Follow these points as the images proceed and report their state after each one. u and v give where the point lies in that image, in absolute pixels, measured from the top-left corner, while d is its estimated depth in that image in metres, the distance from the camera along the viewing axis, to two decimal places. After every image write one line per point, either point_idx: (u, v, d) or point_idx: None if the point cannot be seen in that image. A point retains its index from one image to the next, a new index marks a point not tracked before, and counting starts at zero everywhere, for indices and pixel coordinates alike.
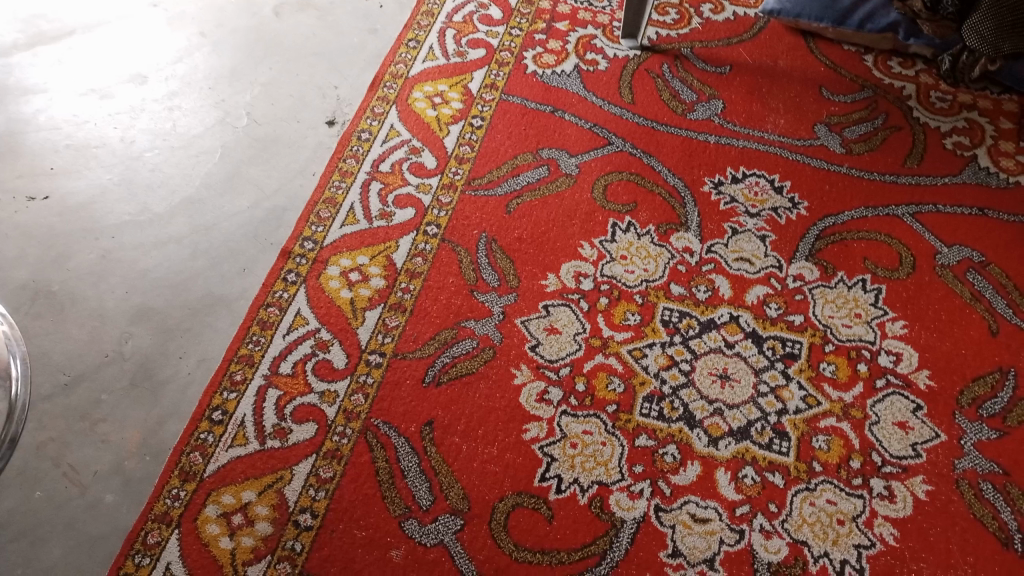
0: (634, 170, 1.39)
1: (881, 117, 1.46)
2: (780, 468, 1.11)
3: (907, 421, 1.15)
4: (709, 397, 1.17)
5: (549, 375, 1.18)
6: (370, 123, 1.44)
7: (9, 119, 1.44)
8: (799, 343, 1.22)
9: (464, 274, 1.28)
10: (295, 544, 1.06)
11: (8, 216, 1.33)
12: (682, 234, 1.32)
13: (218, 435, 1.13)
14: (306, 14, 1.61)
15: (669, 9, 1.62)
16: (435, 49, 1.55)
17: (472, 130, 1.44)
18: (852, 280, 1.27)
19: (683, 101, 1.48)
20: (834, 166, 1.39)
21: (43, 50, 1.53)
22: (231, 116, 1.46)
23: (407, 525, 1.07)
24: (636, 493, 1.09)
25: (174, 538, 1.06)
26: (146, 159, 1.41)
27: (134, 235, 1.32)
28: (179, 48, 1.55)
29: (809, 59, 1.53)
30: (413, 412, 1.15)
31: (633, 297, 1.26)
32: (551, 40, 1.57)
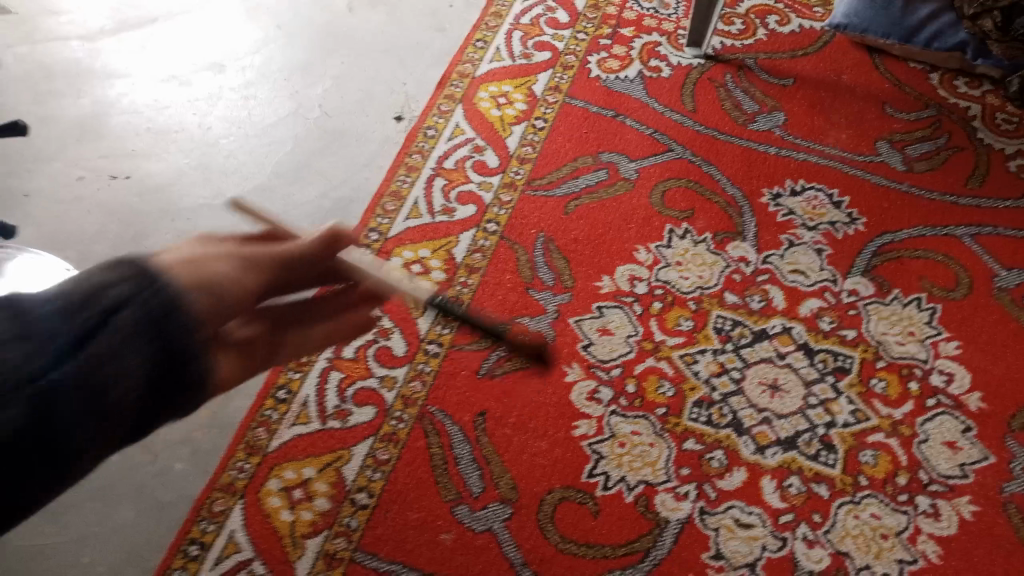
0: (693, 178, 1.41)
1: (943, 136, 1.46)
2: (825, 480, 1.13)
3: (955, 441, 1.16)
4: (758, 405, 1.19)
5: (600, 375, 1.22)
6: (436, 120, 1.49)
7: (94, 101, 1.52)
8: (850, 358, 1.23)
9: (520, 272, 1.31)
10: (351, 521, 1.11)
11: (91, 193, 1.40)
12: (738, 243, 1.34)
13: (282, 412, 1.19)
14: (378, 11, 1.66)
15: (735, 19, 1.63)
16: (501, 51, 1.58)
17: (534, 131, 1.48)
18: (907, 297, 1.28)
19: (745, 112, 1.50)
20: (894, 183, 1.40)
21: (128, 36, 1.61)
22: (304, 107, 1.52)
23: (458, 511, 1.11)
24: (682, 495, 1.12)
25: (238, 508, 1.11)
26: (222, 145, 1.47)
27: (208, 218, 1.38)
28: (256, 40, 1.61)
29: (874, 75, 1.54)
30: (467, 402, 1.19)
31: (687, 303, 1.28)
32: (615, 46, 1.59)
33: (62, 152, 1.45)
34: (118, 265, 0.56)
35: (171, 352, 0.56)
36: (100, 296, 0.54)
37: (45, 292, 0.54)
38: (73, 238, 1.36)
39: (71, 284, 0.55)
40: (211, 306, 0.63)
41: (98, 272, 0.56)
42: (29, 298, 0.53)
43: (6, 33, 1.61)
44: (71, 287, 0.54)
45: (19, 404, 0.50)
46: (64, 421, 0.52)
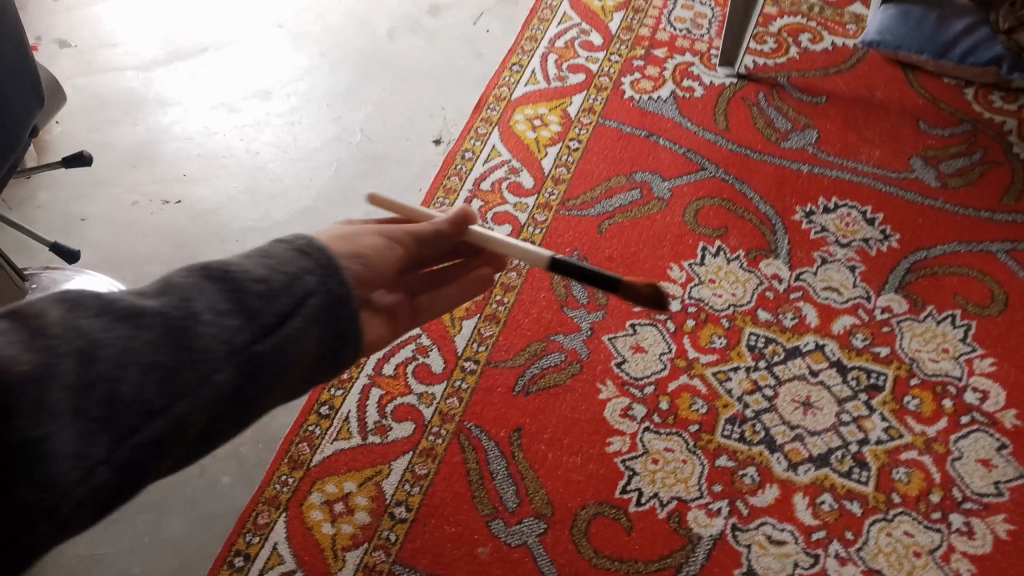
0: (725, 196, 1.43)
1: (979, 151, 1.45)
2: (858, 497, 1.14)
3: (991, 459, 1.15)
4: (791, 423, 1.20)
5: (633, 392, 1.24)
6: (474, 143, 1.53)
7: (149, 129, 1.59)
8: (883, 375, 1.23)
9: (555, 290, 1.34)
10: (390, 534, 1.14)
11: (145, 217, 1.47)
12: (771, 261, 1.35)
13: (325, 427, 1.23)
14: (417, 37, 1.71)
15: (767, 37, 1.65)
16: (537, 74, 1.62)
17: (569, 152, 1.51)
18: (941, 314, 1.28)
19: (778, 130, 1.51)
20: (929, 200, 1.40)
21: (180, 65, 1.68)
22: (346, 132, 1.57)
23: (494, 525, 1.14)
24: (714, 511, 1.14)
25: (282, 520, 1.16)
26: (268, 169, 1.53)
27: (255, 240, 1.44)
28: (301, 68, 1.68)
29: (907, 91, 1.54)
30: (503, 418, 1.22)
31: (720, 321, 1.30)
32: (648, 66, 1.62)
33: (118, 177, 1.53)
34: (307, 248, 0.57)
35: (347, 336, 0.57)
36: (298, 276, 0.55)
37: (246, 265, 0.54)
38: (128, 259, 1.42)
39: (266, 259, 0.55)
40: (362, 273, 0.62)
41: (290, 251, 0.56)
42: (234, 269, 0.54)
43: (67, 64, 1.69)
44: (269, 263, 0.55)
45: (226, 368, 0.50)
46: (254, 391, 0.53)
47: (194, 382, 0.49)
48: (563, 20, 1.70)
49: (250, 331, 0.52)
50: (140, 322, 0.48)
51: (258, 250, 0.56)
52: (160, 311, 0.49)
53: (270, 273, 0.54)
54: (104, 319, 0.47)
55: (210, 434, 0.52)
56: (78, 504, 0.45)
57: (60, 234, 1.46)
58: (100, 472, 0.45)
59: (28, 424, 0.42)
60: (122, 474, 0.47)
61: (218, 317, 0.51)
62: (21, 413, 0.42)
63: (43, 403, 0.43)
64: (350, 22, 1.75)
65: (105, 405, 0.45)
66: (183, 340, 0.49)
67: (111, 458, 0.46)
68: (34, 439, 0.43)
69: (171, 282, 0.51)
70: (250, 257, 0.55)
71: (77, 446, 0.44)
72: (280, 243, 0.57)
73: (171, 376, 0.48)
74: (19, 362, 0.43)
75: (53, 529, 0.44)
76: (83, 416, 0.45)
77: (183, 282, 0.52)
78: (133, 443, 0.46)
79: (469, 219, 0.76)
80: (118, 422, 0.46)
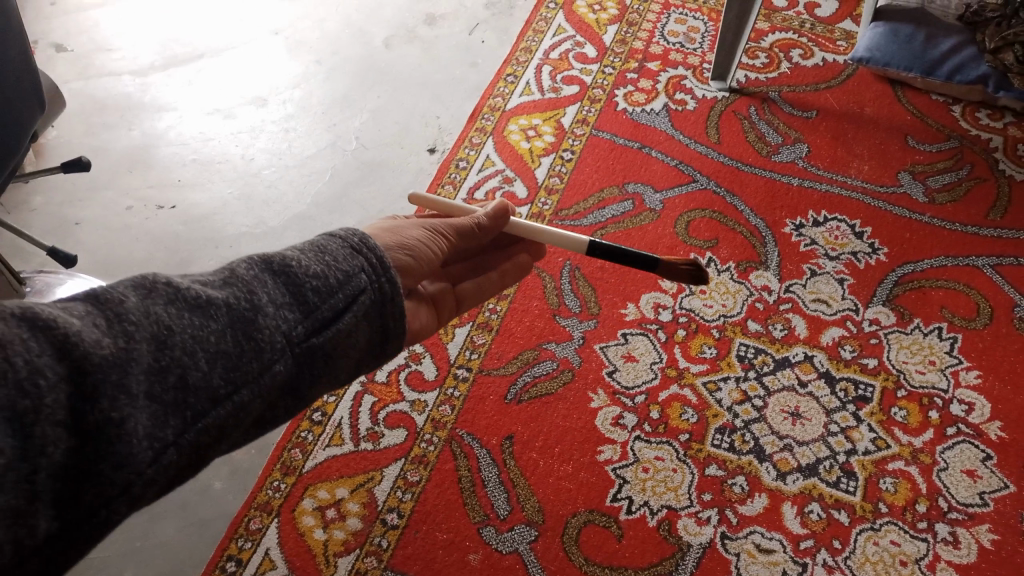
0: (716, 208, 1.45)
1: (966, 168, 1.47)
2: (846, 506, 1.15)
3: (975, 469, 1.17)
4: (780, 433, 1.21)
5: (625, 401, 1.25)
6: (468, 152, 1.54)
7: (144, 133, 1.60)
8: (871, 386, 1.25)
9: (547, 299, 1.35)
10: (382, 541, 1.14)
11: (139, 222, 1.48)
12: (761, 273, 1.37)
13: (317, 434, 1.24)
14: (413, 46, 1.72)
15: (759, 53, 1.67)
16: (531, 85, 1.64)
17: (562, 163, 1.52)
18: (928, 327, 1.30)
19: (769, 143, 1.53)
20: (917, 214, 1.42)
21: (176, 71, 1.69)
22: (342, 140, 1.58)
23: (485, 532, 1.15)
24: (704, 520, 1.15)
25: (274, 526, 1.16)
26: (263, 176, 1.54)
27: (250, 246, 1.45)
28: (297, 75, 1.69)
29: (896, 107, 1.56)
30: (495, 426, 1.23)
31: (710, 331, 1.31)
32: (642, 79, 1.64)
33: (113, 182, 1.53)
34: (360, 246, 0.60)
35: (389, 331, 0.62)
36: (351, 274, 0.59)
37: (305, 259, 0.58)
38: (122, 264, 1.42)
39: (322, 253, 0.59)
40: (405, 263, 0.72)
41: (344, 248, 0.60)
42: (295, 263, 0.57)
43: (63, 68, 1.70)
44: (326, 258, 0.58)
45: (283, 359, 0.54)
46: (305, 379, 0.57)
47: (256, 372, 0.53)
48: (558, 32, 1.72)
49: (307, 325, 0.56)
50: (208, 312, 0.52)
51: (314, 242, 0.60)
52: (226, 304, 0.52)
53: (327, 270, 0.57)
54: (176, 309, 0.50)
55: (261, 418, 0.56)
56: (148, 481, 0.48)
57: (53, 238, 1.46)
58: (169, 452, 0.49)
59: (111, 406, 0.46)
60: (186, 454, 0.50)
61: (279, 310, 0.55)
62: (105, 395, 0.46)
63: (123, 387, 0.46)
64: (346, 31, 1.76)
65: (175, 391, 0.49)
66: (248, 331, 0.53)
67: (179, 440, 0.50)
68: (116, 421, 0.46)
69: (236, 273, 0.55)
70: (308, 251, 0.58)
71: (150, 428, 0.48)
72: (334, 237, 0.61)
73: (236, 364, 0.52)
74: (104, 349, 0.46)
75: (126, 504, 0.48)
76: (156, 400, 0.48)
77: (247, 274, 0.55)
78: (199, 426, 0.50)
79: (509, 213, 0.84)
80: (186, 407, 0.50)
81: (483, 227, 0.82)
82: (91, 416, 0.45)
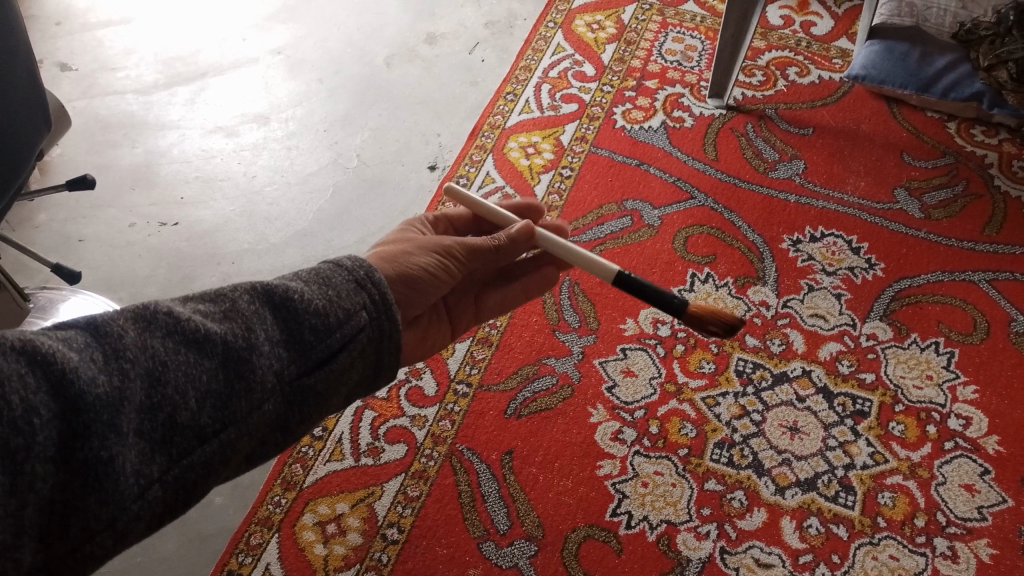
0: (715, 224, 1.46)
1: (961, 184, 1.49)
2: (845, 521, 1.15)
3: (974, 483, 1.17)
4: (778, 447, 1.22)
5: (624, 416, 1.26)
6: (468, 169, 1.55)
7: (147, 151, 1.61)
8: (869, 401, 1.26)
9: (547, 314, 1.36)
10: (382, 555, 1.15)
11: (142, 239, 1.49)
12: (759, 288, 1.38)
13: (318, 449, 1.24)
14: (414, 65, 1.74)
15: (756, 71, 1.69)
16: (531, 103, 1.66)
17: (561, 179, 1.54)
18: (925, 341, 1.31)
19: (766, 160, 1.54)
20: (913, 230, 1.43)
21: (180, 90, 1.71)
22: (343, 157, 1.60)
23: (485, 547, 1.15)
24: (702, 534, 1.15)
25: (274, 541, 1.16)
26: (265, 193, 1.55)
27: (251, 262, 1.46)
28: (299, 93, 1.70)
29: (892, 124, 1.58)
30: (495, 441, 1.24)
31: (709, 346, 1.32)
32: (640, 97, 1.66)
33: (116, 199, 1.54)
34: (364, 280, 0.63)
35: (383, 365, 0.65)
36: (352, 310, 0.61)
37: (307, 292, 0.60)
38: (125, 280, 1.44)
39: (325, 288, 0.61)
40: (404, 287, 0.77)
41: (346, 284, 0.62)
42: (295, 297, 0.59)
43: (68, 87, 1.72)
44: (328, 293, 0.61)
45: (273, 398, 0.57)
46: (295, 416, 0.60)
47: (246, 410, 0.55)
48: (557, 51, 1.74)
49: (301, 364, 0.59)
50: (204, 349, 0.54)
51: (317, 275, 0.62)
52: (224, 342, 0.55)
53: (328, 307, 0.60)
54: (174, 344, 0.53)
55: (254, 455, 0.59)
56: (133, 517, 0.50)
57: (56, 255, 1.47)
58: (154, 489, 0.51)
59: (101, 445, 0.48)
60: (172, 490, 0.53)
61: (273, 349, 0.57)
62: (95, 434, 0.48)
63: (113, 426, 0.49)
64: (348, 50, 1.78)
65: (163, 429, 0.52)
66: (240, 369, 0.55)
67: (165, 477, 0.52)
68: (106, 459, 0.48)
69: (236, 308, 0.57)
70: (310, 285, 0.60)
71: (138, 465, 0.50)
72: (341, 268, 0.63)
73: (224, 404, 0.54)
74: (98, 388, 0.48)
75: (110, 539, 0.50)
76: (144, 436, 0.51)
77: (246, 309, 0.57)
78: (185, 464, 0.53)
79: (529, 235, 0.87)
80: (172, 444, 0.52)
81: (504, 245, 0.86)
82: (79, 453, 0.48)
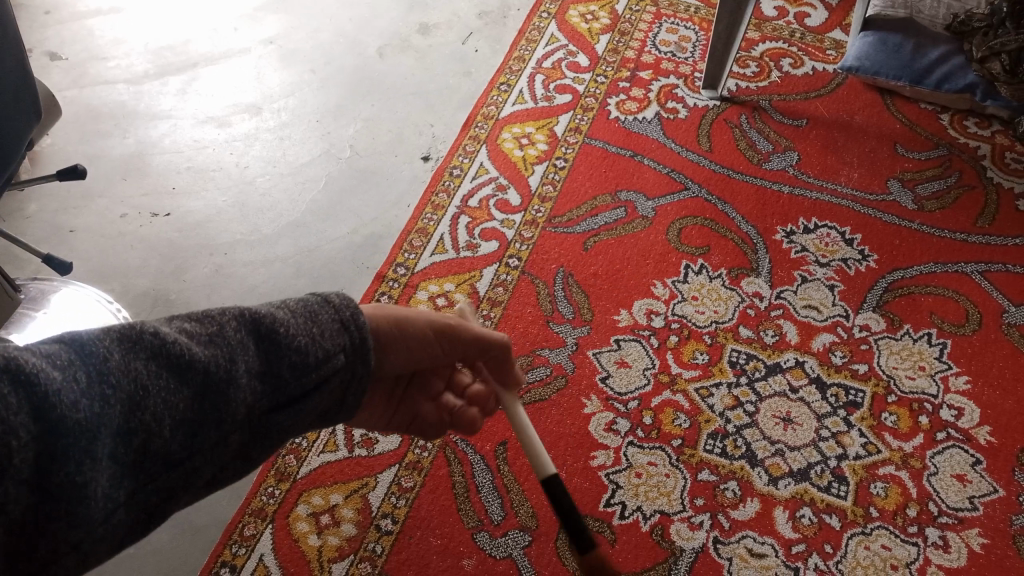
0: (708, 215, 1.46)
1: (954, 175, 1.49)
2: (837, 511, 1.16)
3: (965, 473, 1.18)
4: (772, 438, 1.23)
5: (618, 407, 1.26)
6: (462, 160, 1.55)
7: (138, 141, 1.60)
8: (862, 392, 1.26)
9: (541, 305, 1.36)
10: (376, 546, 1.15)
11: (133, 230, 1.48)
12: (752, 279, 1.38)
13: (312, 440, 1.24)
14: (407, 55, 1.73)
15: (750, 62, 1.69)
16: (524, 93, 1.65)
17: (555, 170, 1.53)
18: (918, 333, 1.31)
19: (759, 151, 1.54)
20: (906, 221, 1.44)
21: (171, 80, 1.70)
22: (336, 148, 1.59)
23: (479, 537, 1.15)
24: (696, 525, 1.15)
25: (268, 532, 1.16)
26: (258, 183, 1.54)
27: (244, 253, 1.45)
28: (291, 83, 1.69)
29: (885, 116, 1.58)
30: (489, 432, 1.24)
31: (703, 337, 1.32)
32: (634, 88, 1.66)
33: (107, 189, 1.53)
34: (348, 322, 0.58)
35: (348, 403, 0.60)
36: (329, 353, 0.57)
37: (290, 327, 0.55)
38: (117, 272, 1.43)
39: (310, 320, 0.57)
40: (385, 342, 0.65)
41: (341, 317, 0.58)
42: (278, 331, 0.55)
43: (57, 76, 1.70)
44: (311, 330, 0.56)
45: (239, 430, 0.54)
46: (259, 447, 0.56)
47: (213, 441, 0.53)
48: (550, 41, 1.74)
49: (273, 402, 0.55)
50: (184, 378, 0.50)
51: (307, 303, 0.58)
52: (205, 367, 0.51)
53: (309, 346, 0.56)
54: (156, 368, 0.50)
55: (216, 478, 0.55)
56: (98, 538, 0.49)
57: (47, 245, 1.46)
58: (119, 513, 0.49)
59: (77, 469, 0.46)
60: (137, 511, 0.51)
61: (249, 382, 0.53)
62: (72, 458, 0.46)
63: (89, 452, 0.46)
64: (341, 39, 1.77)
65: (135, 454, 0.49)
66: (216, 402, 0.52)
67: (129, 501, 0.50)
68: (79, 483, 0.46)
69: (223, 337, 0.53)
70: (298, 316, 0.56)
71: (108, 488, 0.48)
72: (325, 305, 0.58)
73: (195, 433, 0.51)
74: (78, 412, 0.46)
75: (74, 558, 0.48)
76: (116, 461, 0.48)
77: (233, 335, 0.53)
78: (150, 487, 0.51)
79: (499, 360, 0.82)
80: (143, 468, 0.50)
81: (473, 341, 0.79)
82: (53, 476, 0.45)
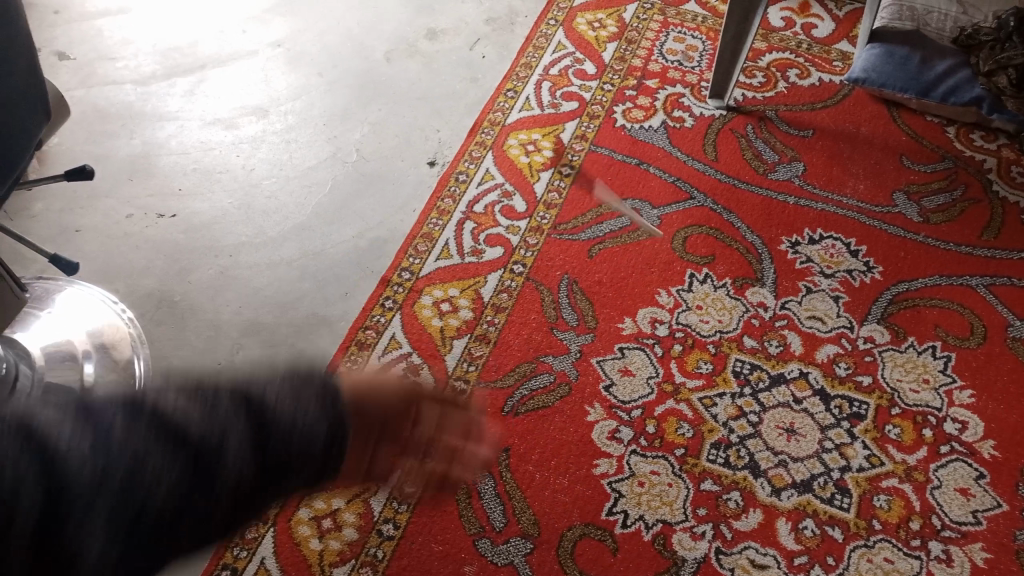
0: (713, 225, 1.46)
1: (959, 188, 1.50)
2: (840, 523, 1.16)
3: (969, 487, 1.18)
4: (775, 448, 1.23)
5: (621, 415, 1.26)
6: (468, 166, 1.55)
7: (145, 142, 1.60)
8: (865, 404, 1.26)
9: (545, 312, 1.36)
10: (377, 551, 1.15)
11: (139, 230, 1.48)
12: (757, 289, 1.38)
13: None
14: (414, 60, 1.74)
15: (756, 72, 1.69)
16: (531, 100, 1.65)
17: (561, 177, 1.54)
18: (922, 345, 1.31)
19: (765, 161, 1.55)
20: (911, 234, 1.44)
21: (178, 81, 1.70)
22: (342, 152, 1.59)
23: (481, 544, 1.15)
24: (698, 535, 1.15)
25: (269, 536, 1.16)
26: (264, 186, 1.54)
27: (249, 256, 1.45)
28: (298, 86, 1.70)
29: (891, 128, 1.58)
30: (492, 438, 1.23)
31: (707, 346, 1.32)
32: (640, 96, 1.66)
33: (113, 189, 1.53)
34: (329, 393, 0.51)
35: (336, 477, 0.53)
36: (309, 423, 0.49)
37: (278, 397, 0.49)
38: (121, 272, 1.43)
39: (289, 395, 0.49)
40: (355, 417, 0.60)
41: (331, 388, 0.51)
42: (266, 403, 0.48)
43: (65, 76, 1.70)
44: (295, 403, 0.49)
45: (228, 504, 0.46)
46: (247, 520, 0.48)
47: (202, 512, 0.45)
48: (558, 49, 1.74)
49: (264, 474, 0.47)
50: (178, 446, 0.44)
51: (289, 375, 0.50)
52: (195, 432, 0.45)
53: (295, 416, 0.49)
54: (150, 438, 0.44)
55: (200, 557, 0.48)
56: None
57: (52, 244, 1.46)
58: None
59: (73, 531, 0.40)
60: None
61: (238, 452, 0.46)
62: (71, 519, 0.40)
63: (88, 513, 0.41)
64: (348, 43, 1.77)
65: (130, 522, 0.42)
66: (205, 470, 0.45)
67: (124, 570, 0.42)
68: (74, 548, 0.40)
69: (212, 408, 0.46)
70: (285, 387, 0.49)
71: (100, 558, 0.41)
72: (311, 374, 0.51)
73: (184, 505, 0.44)
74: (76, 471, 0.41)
75: None
76: (113, 527, 0.41)
77: (222, 411, 0.46)
78: (143, 557, 0.43)
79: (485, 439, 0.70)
80: (136, 539, 0.42)
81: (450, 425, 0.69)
82: (51, 540, 0.39)
